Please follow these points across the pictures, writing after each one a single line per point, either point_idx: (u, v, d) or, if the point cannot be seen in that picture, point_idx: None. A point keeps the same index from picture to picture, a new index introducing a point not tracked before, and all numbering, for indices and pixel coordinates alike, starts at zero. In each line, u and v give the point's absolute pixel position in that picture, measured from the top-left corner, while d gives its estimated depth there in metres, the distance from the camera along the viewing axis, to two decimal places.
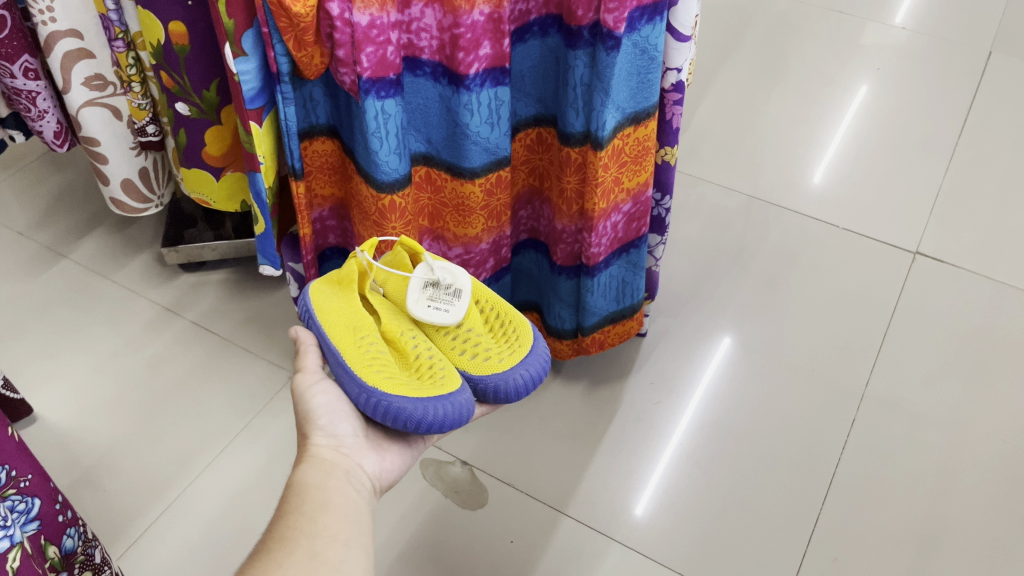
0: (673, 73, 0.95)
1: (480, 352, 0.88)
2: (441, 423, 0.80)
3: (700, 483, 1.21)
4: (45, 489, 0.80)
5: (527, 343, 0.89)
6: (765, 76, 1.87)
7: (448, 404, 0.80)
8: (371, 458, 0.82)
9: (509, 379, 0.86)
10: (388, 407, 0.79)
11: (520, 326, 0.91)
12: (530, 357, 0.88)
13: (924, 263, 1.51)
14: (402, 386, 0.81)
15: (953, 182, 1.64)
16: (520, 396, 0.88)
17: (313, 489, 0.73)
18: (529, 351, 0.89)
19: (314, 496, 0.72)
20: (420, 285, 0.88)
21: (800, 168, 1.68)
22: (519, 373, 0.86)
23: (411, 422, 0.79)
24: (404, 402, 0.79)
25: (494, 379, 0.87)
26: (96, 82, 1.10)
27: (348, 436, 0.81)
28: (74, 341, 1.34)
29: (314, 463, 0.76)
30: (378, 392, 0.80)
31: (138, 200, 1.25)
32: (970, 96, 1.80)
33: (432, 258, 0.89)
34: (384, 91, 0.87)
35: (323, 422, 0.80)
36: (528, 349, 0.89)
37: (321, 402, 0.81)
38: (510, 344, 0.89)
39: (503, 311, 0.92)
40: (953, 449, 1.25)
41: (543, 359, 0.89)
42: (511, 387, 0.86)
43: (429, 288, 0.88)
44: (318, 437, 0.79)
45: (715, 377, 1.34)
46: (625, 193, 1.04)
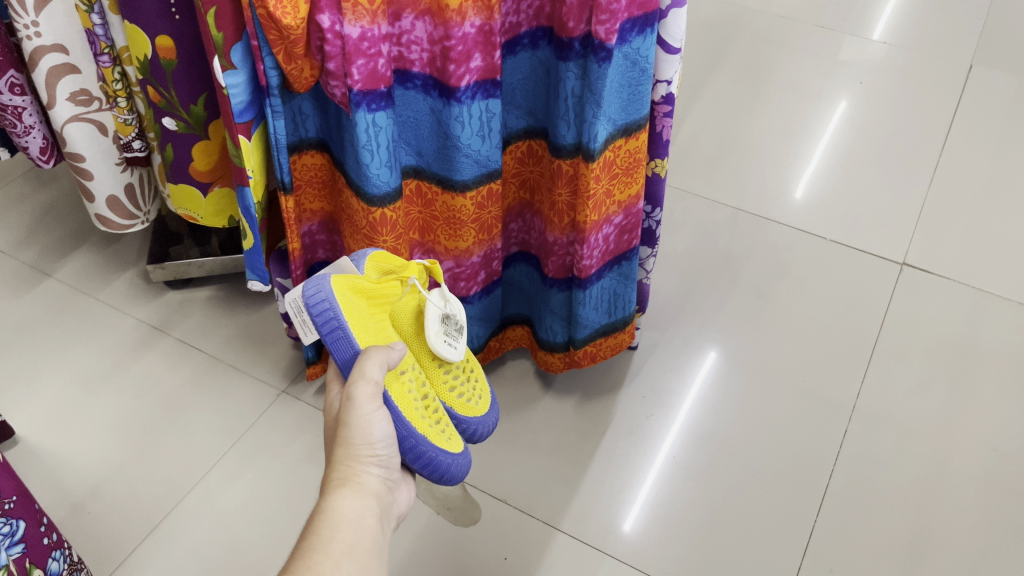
0: (664, 85, 0.96)
1: (465, 393, 0.93)
2: (456, 476, 0.85)
3: (694, 497, 1.21)
4: (30, 511, 0.80)
5: (489, 389, 0.98)
6: (749, 90, 1.89)
7: (466, 458, 0.86)
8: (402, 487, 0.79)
9: (486, 425, 0.94)
10: (434, 461, 0.81)
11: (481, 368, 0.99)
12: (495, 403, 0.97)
13: (911, 274, 1.51)
14: (440, 438, 0.83)
15: (937, 193, 1.65)
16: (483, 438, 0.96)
17: (346, 528, 0.70)
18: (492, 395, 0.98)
19: (345, 536, 0.70)
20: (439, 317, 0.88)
21: (787, 181, 1.69)
22: (491, 420, 0.95)
23: (442, 475, 0.83)
24: (450, 457, 0.82)
25: (474, 423, 0.93)
26: (82, 98, 1.08)
27: (393, 468, 0.77)
28: (59, 361, 1.32)
29: (357, 492, 0.73)
30: (429, 444, 0.81)
31: (123, 216, 1.24)
32: (952, 108, 1.82)
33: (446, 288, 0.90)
34: (375, 103, 0.87)
35: (378, 447, 0.75)
36: (491, 393, 0.98)
37: (383, 430, 0.75)
38: (478, 384, 0.97)
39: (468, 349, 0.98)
40: (945, 459, 1.25)
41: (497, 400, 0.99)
42: (484, 432, 0.94)
43: (445, 321, 0.89)
44: (367, 460, 0.75)
45: (707, 390, 1.34)
46: (616, 205, 1.04)
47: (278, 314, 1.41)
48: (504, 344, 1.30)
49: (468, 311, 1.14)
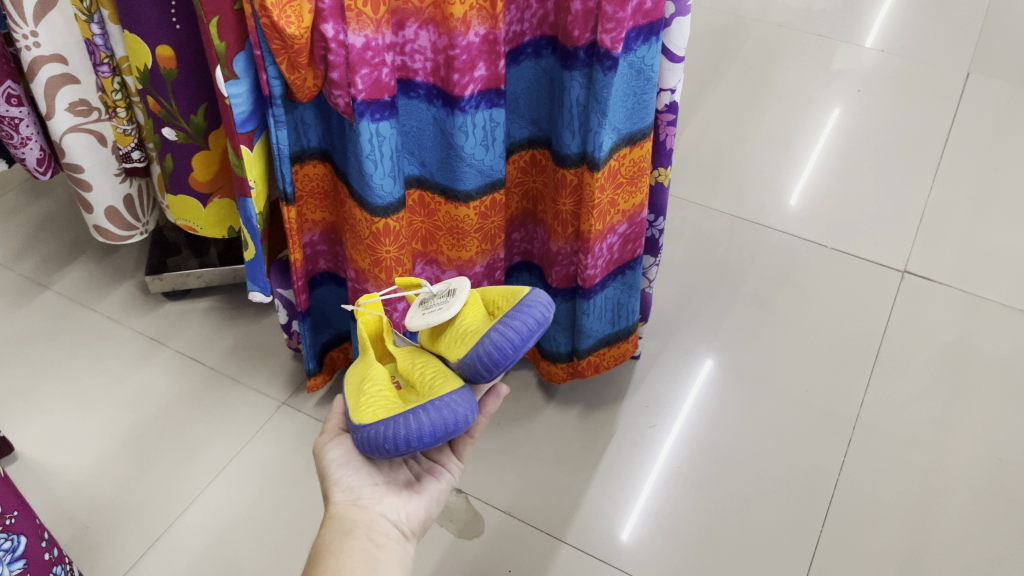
0: (667, 94, 0.95)
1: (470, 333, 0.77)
2: (423, 434, 0.71)
3: (699, 507, 1.20)
4: (31, 525, 0.78)
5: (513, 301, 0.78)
6: (747, 99, 1.89)
7: (423, 413, 0.71)
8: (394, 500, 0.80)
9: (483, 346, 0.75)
10: (367, 439, 0.72)
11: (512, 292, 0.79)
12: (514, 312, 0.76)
13: (912, 282, 1.51)
14: (384, 411, 0.73)
15: (936, 202, 1.65)
16: (511, 351, 0.75)
17: (326, 557, 0.72)
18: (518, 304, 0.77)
19: (328, 563, 0.72)
20: (417, 306, 0.82)
21: (786, 189, 1.69)
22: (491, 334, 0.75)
23: (390, 442, 0.71)
24: (377, 423, 0.72)
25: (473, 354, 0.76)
26: (80, 108, 1.08)
27: (366, 486, 0.79)
28: (57, 374, 1.31)
29: (332, 524, 0.76)
30: (359, 428, 0.73)
31: (122, 227, 1.23)
32: (950, 116, 1.82)
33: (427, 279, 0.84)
34: (379, 113, 0.86)
35: (338, 477, 0.79)
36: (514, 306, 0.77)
37: (331, 458, 0.80)
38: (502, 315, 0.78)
39: (510, 292, 0.81)
40: (949, 468, 1.25)
41: (534, 310, 0.76)
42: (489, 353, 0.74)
43: (424, 304, 0.81)
44: (337, 494, 0.79)
45: (710, 399, 1.33)
46: (620, 214, 1.03)
47: (277, 324, 1.40)
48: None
49: None
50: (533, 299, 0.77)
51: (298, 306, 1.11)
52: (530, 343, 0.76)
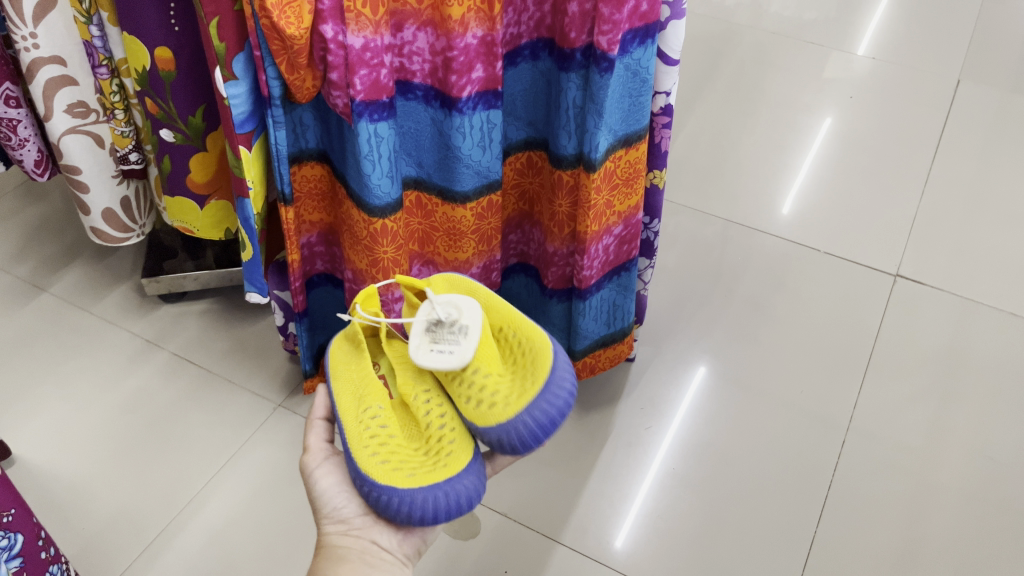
0: (663, 96, 0.97)
1: (490, 398, 0.77)
2: (435, 514, 0.73)
3: (694, 508, 1.20)
4: (28, 523, 0.78)
5: (542, 380, 0.77)
6: (741, 105, 1.90)
7: (440, 495, 0.73)
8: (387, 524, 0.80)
9: (510, 432, 0.75)
10: (378, 499, 0.74)
11: (538, 355, 0.79)
12: (540, 392, 0.76)
13: (904, 286, 1.52)
14: (398, 473, 0.74)
15: (928, 206, 1.67)
16: (536, 442, 0.76)
17: None
18: (548, 381, 0.77)
19: None
20: (421, 328, 0.79)
21: (779, 194, 1.70)
22: (522, 422, 0.75)
23: (402, 514, 0.73)
24: (395, 495, 0.73)
25: (496, 433, 0.76)
26: (79, 110, 1.08)
27: (358, 514, 0.79)
28: (53, 376, 1.31)
29: (325, 555, 0.76)
30: (370, 484, 0.74)
31: (119, 229, 1.23)
32: (941, 122, 1.84)
33: (432, 293, 0.81)
34: (377, 113, 0.87)
35: (330, 507, 0.80)
36: (541, 389, 0.76)
37: (322, 487, 0.80)
38: (524, 384, 0.78)
39: (527, 340, 0.81)
40: (941, 470, 1.26)
41: (566, 391, 0.77)
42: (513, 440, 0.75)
43: (431, 330, 0.79)
44: (329, 524, 0.79)
45: (704, 401, 1.34)
46: (616, 216, 1.04)
47: (274, 327, 1.41)
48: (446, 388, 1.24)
49: None
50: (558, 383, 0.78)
51: (295, 307, 1.12)
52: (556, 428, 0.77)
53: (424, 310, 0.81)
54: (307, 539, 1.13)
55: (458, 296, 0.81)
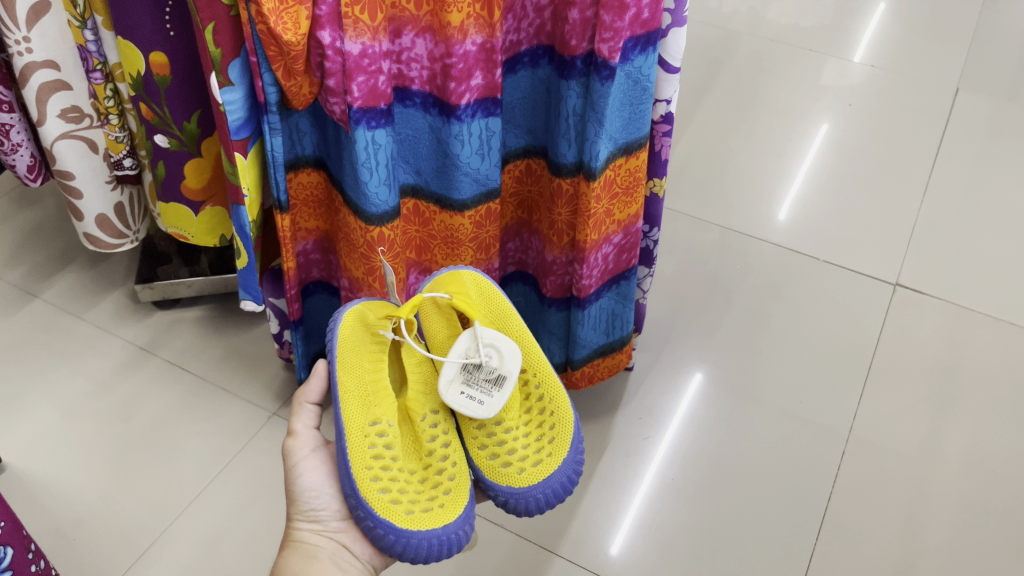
0: (663, 104, 0.96)
1: (506, 457, 0.83)
2: (423, 556, 0.76)
3: (692, 519, 1.19)
4: (17, 536, 0.76)
5: (560, 459, 0.82)
6: (739, 113, 1.89)
7: (434, 539, 0.76)
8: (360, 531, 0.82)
9: (520, 500, 0.81)
10: (369, 527, 0.76)
11: (559, 434, 0.84)
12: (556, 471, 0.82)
13: (904, 295, 1.52)
14: (397, 509, 0.77)
15: (926, 215, 1.66)
16: (534, 514, 0.82)
17: None
18: (564, 462, 0.82)
19: None
20: (457, 367, 0.83)
21: (778, 202, 1.70)
22: (535, 496, 0.81)
23: (390, 546, 0.76)
24: (390, 531, 0.75)
25: (505, 493, 0.82)
26: (72, 114, 1.07)
27: (334, 518, 0.82)
28: (45, 383, 1.29)
29: (294, 554, 0.79)
30: (365, 508, 0.76)
31: (113, 235, 1.22)
32: (940, 131, 1.84)
33: (480, 331, 0.85)
34: (375, 120, 0.86)
35: (307, 503, 0.82)
36: (557, 467, 0.82)
37: (303, 482, 0.82)
38: (540, 451, 0.83)
39: (550, 403, 0.86)
40: (941, 481, 1.25)
41: (573, 474, 0.83)
42: (520, 507, 0.81)
43: (467, 370, 0.83)
44: (302, 520, 0.82)
45: (702, 411, 1.33)
46: (616, 224, 1.03)
47: (269, 334, 1.39)
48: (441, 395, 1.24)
49: None
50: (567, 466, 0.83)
51: (291, 315, 1.11)
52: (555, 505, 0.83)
53: (468, 345, 0.85)
54: None
55: (502, 343, 0.85)
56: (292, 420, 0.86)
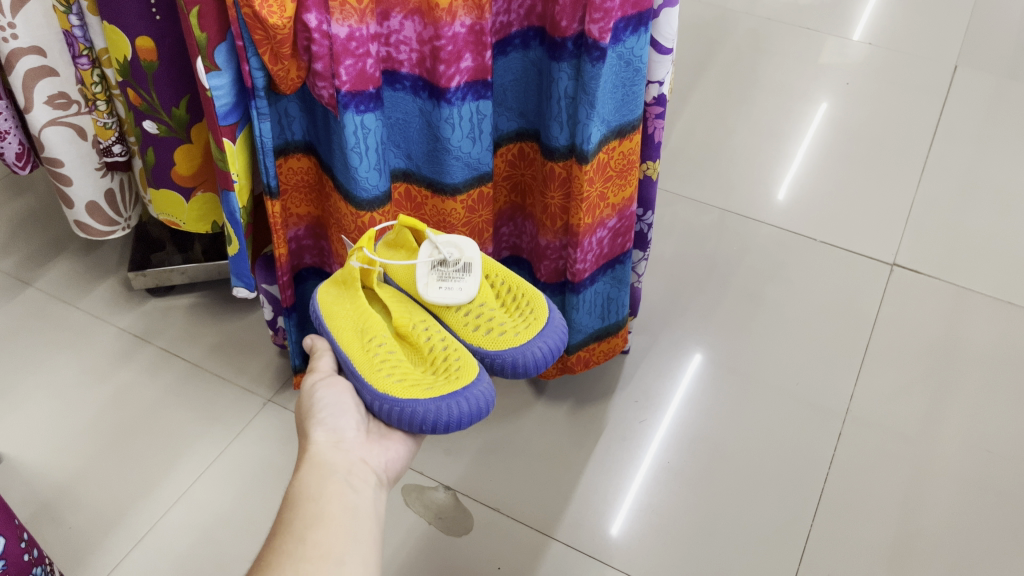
0: (656, 86, 0.95)
1: (495, 326, 0.87)
2: (458, 420, 0.79)
3: (689, 502, 1.19)
4: (9, 527, 0.76)
5: (543, 316, 0.88)
6: (736, 93, 1.88)
7: (463, 401, 0.79)
8: (376, 456, 0.81)
9: (525, 353, 0.85)
10: (401, 411, 0.79)
11: (534, 299, 0.89)
12: (546, 328, 0.86)
13: (902, 275, 1.51)
14: (416, 388, 0.80)
15: (925, 195, 1.65)
16: (539, 368, 0.86)
17: (307, 500, 0.71)
18: (548, 317, 0.88)
19: (309, 506, 0.70)
20: (428, 267, 0.89)
21: (775, 183, 1.69)
22: (537, 346, 0.85)
23: (426, 422, 0.79)
24: (419, 404, 0.78)
25: (510, 354, 0.85)
26: (59, 101, 1.06)
27: (349, 432, 0.81)
28: (38, 372, 1.29)
29: (313, 466, 0.75)
30: (390, 399, 0.79)
31: (104, 222, 1.21)
32: (938, 109, 1.82)
33: (434, 235, 0.90)
34: (364, 104, 0.85)
35: (323, 416, 0.81)
36: (544, 321, 0.87)
37: (323, 397, 0.83)
38: (525, 317, 0.88)
39: (517, 281, 0.91)
40: (937, 461, 1.25)
41: (560, 330, 0.88)
42: (529, 361, 0.85)
43: (437, 268, 0.89)
44: (319, 433, 0.79)
45: (699, 394, 1.32)
46: (610, 208, 1.02)
47: (263, 321, 1.39)
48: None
49: None
50: (551, 321, 0.88)
51: (283, 302, 1.10)
52: (554, 361, 0.87)
53: (427, 252, 0.90)
54: None
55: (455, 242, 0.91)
56: (317, 361, 0.87)
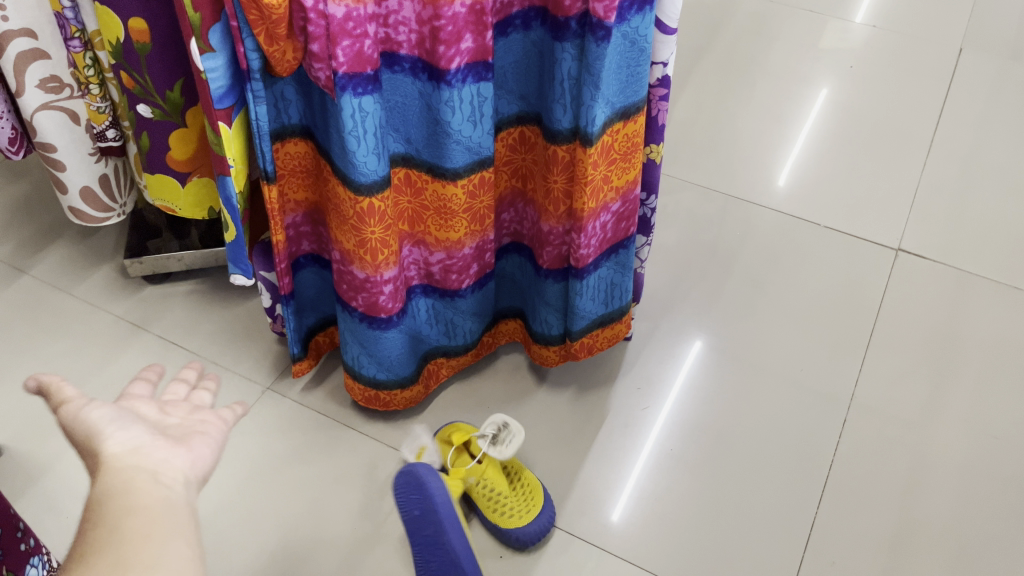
0: (660, 67, 0.94)
1: (506, 509, 1.09)
2: None
3: (693, 489, 1.18)
4: (6, 516, 0.75)
5: (537, 508, 1.10)
6: (738, 76, 1.86)
7: None
8: (178, 451, 0.50)
9: (522, 538, 1.08)
10: None
11: (535, 489, 1.12)
12: (539, 515, 1.10)
13: (907, 260, 1.49)
14: None
15: (930, 178, 1.63)
16: (530, 544, 1.09)
17: (101, 490, 0.46)
18: (541, 511, 1.10)
19: (102, 497, 0.45)
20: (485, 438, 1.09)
21: (778, 167, 1.67)
22: (531, 531, 1.08)
23: None
24: None
25: (511, 533, 1.09)
26: (52, 85, 1.04)
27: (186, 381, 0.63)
28: (34, 361, 1.27)
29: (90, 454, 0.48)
30: None
31: (99, 208, 1.19)
32: (942, 92, 1.80)
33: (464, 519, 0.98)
34: (362, 86, 0.84)
35: None
36: (539, 511, 1.10)
37: None
38: (524, 497, 1.11)
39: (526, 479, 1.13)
40: (944, 447, 1.24)
41: (550, 517, 1.11)
42: (523, 540, 1.09)
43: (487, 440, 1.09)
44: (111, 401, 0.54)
45: (702, 380, 1.31)
46: (613, 192, 1.01)
47: (261, 308, 1.37)
48: (440, 371, 1.22)
49: (459, 304, 1.12)
50: (537, 524, 1.09)
51: (281, 289, 1.08)
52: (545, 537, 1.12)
53: None
54: (299, 528, 1.10)
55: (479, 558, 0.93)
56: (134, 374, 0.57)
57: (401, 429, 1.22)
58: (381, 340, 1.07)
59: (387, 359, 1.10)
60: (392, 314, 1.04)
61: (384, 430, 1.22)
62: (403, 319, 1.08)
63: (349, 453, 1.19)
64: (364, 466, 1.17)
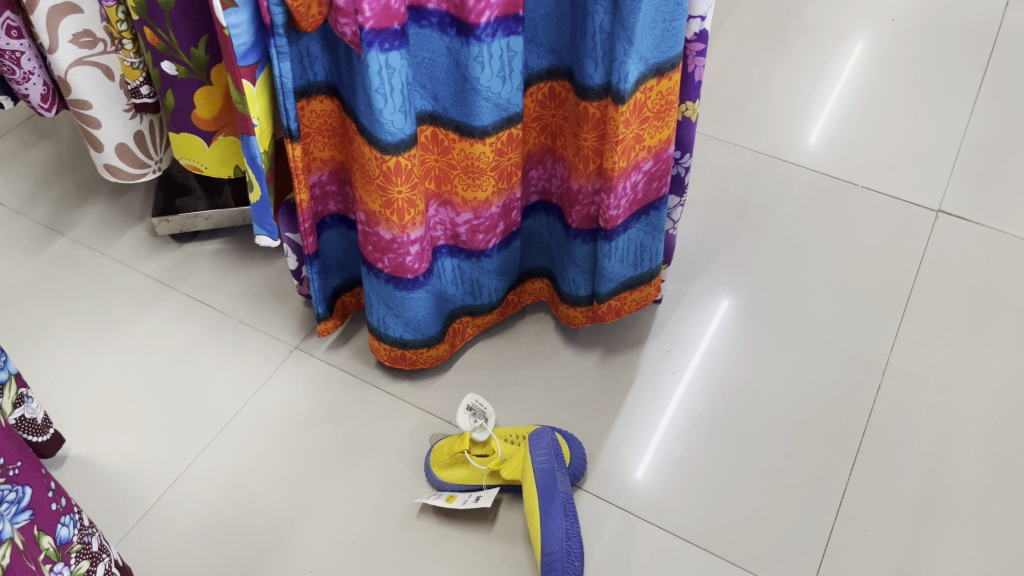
0: (697, 21, 0.90)
1: None
2: None
3: (722, 454, 1.17)
4: (36, 475, 0.75)
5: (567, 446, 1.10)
6: (774, 30, 1.80)
7: None
8: None
9: (576, 468, 1.10)
10: None
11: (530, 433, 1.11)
12: (572, 443, 1.11)
13: (947, 222, 1.45)
14: None
15: (973, 137, 1.58)
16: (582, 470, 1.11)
17: None
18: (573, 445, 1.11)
19: None
20: (471, 420, 1.08)
21: (814, 124, 1.62)
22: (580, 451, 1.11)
23: None
24: None
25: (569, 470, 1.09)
26: (85, 40, 1.03)
27: None
28: (65, 320, 1.28)
29: None
30: None
31: (135, 164, 1.18)
32: (988, 46, 1.73)
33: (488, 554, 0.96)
34: (389, 42, 0.82)
35: None
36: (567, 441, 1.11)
37: None
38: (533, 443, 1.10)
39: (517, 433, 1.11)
40: (980, 413, 1.21)
41: (576, 441, 1.12)
42: (579, 472, 1.10)
43: (473, 418, 1.08)
44: None
45: (734, 344, 1.29)
46: (645, 151, 0.99)
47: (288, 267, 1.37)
48: (466, 330, 1.20)
49: (485, 264, 1.11)
50: (574, 456, 1.10)
51: (307, 249, 1.07)
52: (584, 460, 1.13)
53: None
54: (326, 488, 1.11)
55: None
56: None
57: (427, 389, 1.22)
58: (408, 300, 1.06)
59: (412, 320, 1.09)
60: (418, 274, 1.03)
61: (411, 391, 1.21)
62: (430, 280, 1.07)
63: (376, 413, 1.19)
64: (391, 426, 1.17)
